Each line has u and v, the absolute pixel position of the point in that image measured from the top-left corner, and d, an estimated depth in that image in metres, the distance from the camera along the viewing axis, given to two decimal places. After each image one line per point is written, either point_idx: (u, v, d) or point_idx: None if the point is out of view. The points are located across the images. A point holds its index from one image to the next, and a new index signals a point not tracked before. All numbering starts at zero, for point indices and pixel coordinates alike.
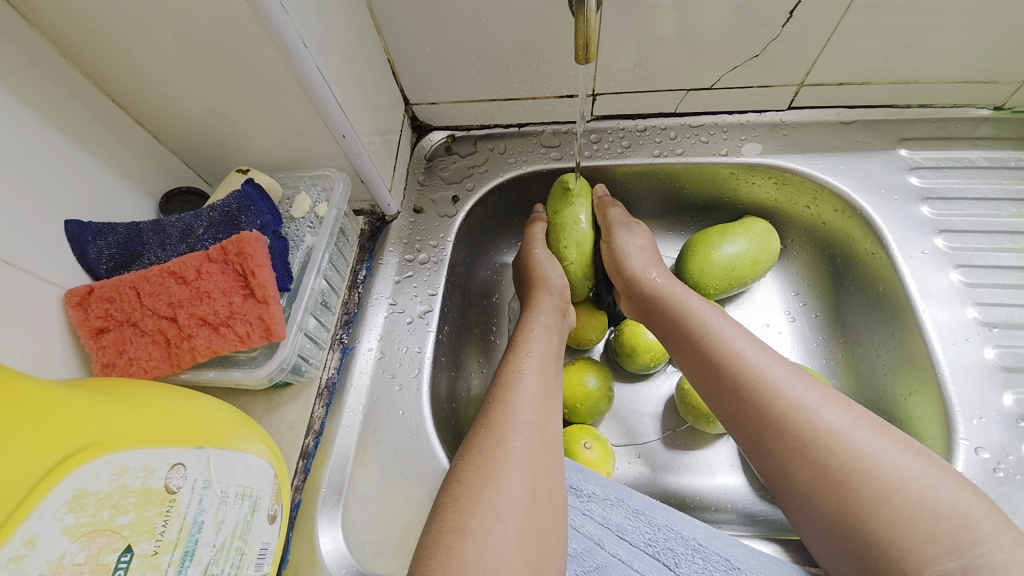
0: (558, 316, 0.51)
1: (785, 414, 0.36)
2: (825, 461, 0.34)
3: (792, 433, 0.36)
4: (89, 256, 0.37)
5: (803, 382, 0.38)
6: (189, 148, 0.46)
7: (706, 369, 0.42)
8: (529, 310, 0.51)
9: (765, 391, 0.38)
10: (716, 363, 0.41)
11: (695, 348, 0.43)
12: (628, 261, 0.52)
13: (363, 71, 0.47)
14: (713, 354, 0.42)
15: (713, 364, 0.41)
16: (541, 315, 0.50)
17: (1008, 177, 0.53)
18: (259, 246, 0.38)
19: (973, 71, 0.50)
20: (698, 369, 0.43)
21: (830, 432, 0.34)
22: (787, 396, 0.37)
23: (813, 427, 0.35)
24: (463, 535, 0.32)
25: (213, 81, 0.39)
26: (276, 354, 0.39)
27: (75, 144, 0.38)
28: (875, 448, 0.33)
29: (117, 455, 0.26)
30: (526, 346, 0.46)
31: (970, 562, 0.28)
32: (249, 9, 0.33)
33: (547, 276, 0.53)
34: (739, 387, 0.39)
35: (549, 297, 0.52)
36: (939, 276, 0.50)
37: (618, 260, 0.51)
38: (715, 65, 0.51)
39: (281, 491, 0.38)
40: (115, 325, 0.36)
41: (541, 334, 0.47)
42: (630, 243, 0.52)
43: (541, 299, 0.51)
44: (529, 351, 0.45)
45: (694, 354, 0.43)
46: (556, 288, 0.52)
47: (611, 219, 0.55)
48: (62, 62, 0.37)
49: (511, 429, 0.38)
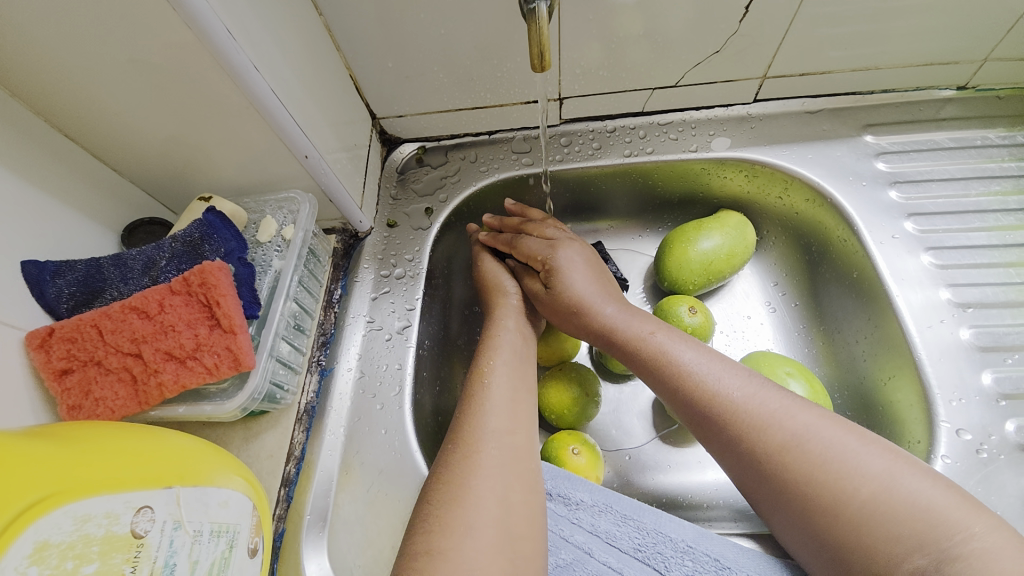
0: (520, 319, 0.50)
1: (745, 425, 0.36)
2: (786, 468, 0.34)
3: (753, 443, 0.36)
4: (48, 296, 0.36)
5: (759, 390, 0.38)
6: (150, 178, 0.45)
7: (667, 384, 0.41)
8: (491, 319, 0.50)
9: (721, 403, 0.38)
10: (670, 381, 0.41)
11: (654, 365, 0.42)
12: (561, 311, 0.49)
13: (322, 89, 0.46)
14: (669, 372, 0.41)
15: (669, 378, 0.41)
16: (507, 327, 0.48)
17: (975, 156, 0.54)
18: (223, 275, 0.38)
19: (932, 54, 0.51)
20: (658, 385, 0.42)
21: (788, 439, 0.35)
22: (744, 408, 0.37)
23: (773, 434, 0.35)
24: (433, 556, 0.31)
25: (168, 110, 0.38)
26: (246, 384, 0.39)
27: (28, 184, 0.37)
28: (832, 451, 0.33)
29: (78, 504, 0.26)
30: (495, 351, 0.45)
31: (942, 556, 0.29)
32: (194, 36, 0.33)
33: (501, 283, 0.53)
34: (699, 399, 0.39)
35: (511, 300, 0.51)
36: (910, 259, 0.50)
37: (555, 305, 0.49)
38: (678, 63, 0.52)
39: (261, 522, 0.37)
40: (78, 366, 0.35)
41: (507, 339, 0.47)
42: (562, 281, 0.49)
43: (502, 307, 0.51)
44: (495, 357, 0.45)
45: (652, 371, 0.42)
46: (513, 293, 0.52)
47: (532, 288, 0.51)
48: (11, 101, 0.36)
49: (480, 439, 0.37)
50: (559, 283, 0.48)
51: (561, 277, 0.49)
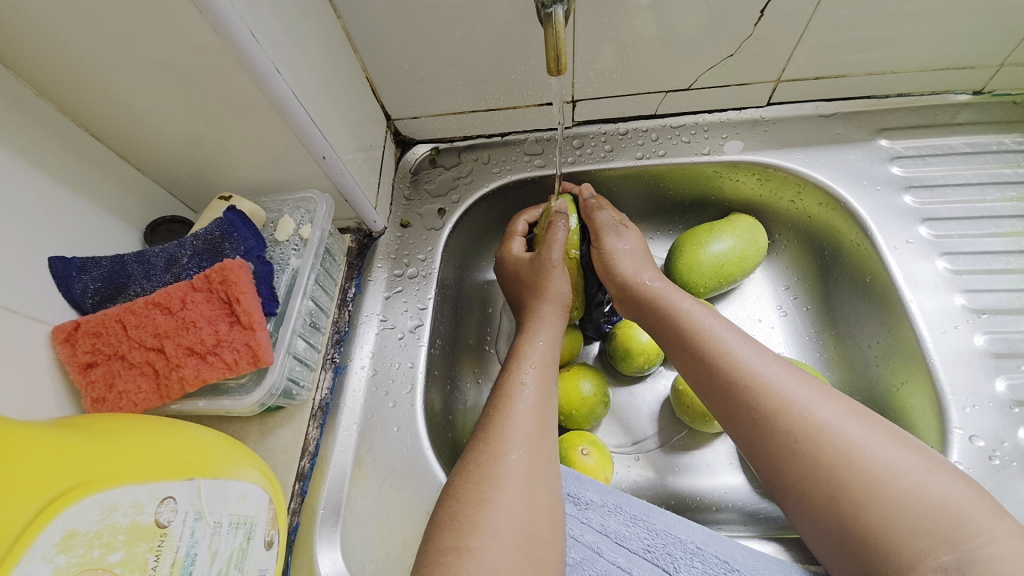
0: (559, 323, 0.50)
1: (779, 413, 0.36)
2: (818, 458, 0.34)
3: (786, 430, 0.36)
4: (74, 291, 0.38)
5: (793, 378, 0.38)
6: (171, 177, 0.46)
7: (704, 372, 0.41)
8: (531, 319, 0.50)
9: (757, 391, 0.38)
10: (708, 369, 0.41)
11: (692, 353, 0.42)
12: (621, 262, 0.51)
13: (339, 90, 0.47)
14: (704, 361, 0.41)
15: (705, 364, 0.41)
16: (547, 325, 0.49)
17: (990, 161, 0.53)
18: (243, 273, 0.39)
19: (949, 58, 0.50)
20: (693, 372, 0.42)
21: (822, 427, 0.35)
22: (778, 397, 0.37)
23: (806, 424, 0.35)
24: (462, 553, 0.32)
25: (191, 110, 0.39)
26: (265, 380, 0.40)
27: (55, 182, 0.38)
28: (866, 443, 0.33)
29: (105, 494, 0.26)
30: (526, 356, 0.46)
31: (963, 556, 0.29)
32: (219, 38, 0.33)
33: (554, 284, 0.51)
34: (732, 386, 0.39)
35: (554, 304, 0.50)
36: (924, 264, 0.50)
37: (617, 253, 0.51)
38: (691, 66, 0.52)
39: (277, 515, 0.38)
40: (103, 359, 0.36)
41: (541, 342, 0.47)
42: (630, 236, 0.53)
43: (544, 310, 0.50)
44: (527, 360, 0.45)
45: (688, 359, 0.43)
46: (559, 298, 0.51)
47: (600, 224, 0.53)
48: (39, 101, 0.37)
49: (510, 441, 0.38)
50: (629, 233, 0.53)
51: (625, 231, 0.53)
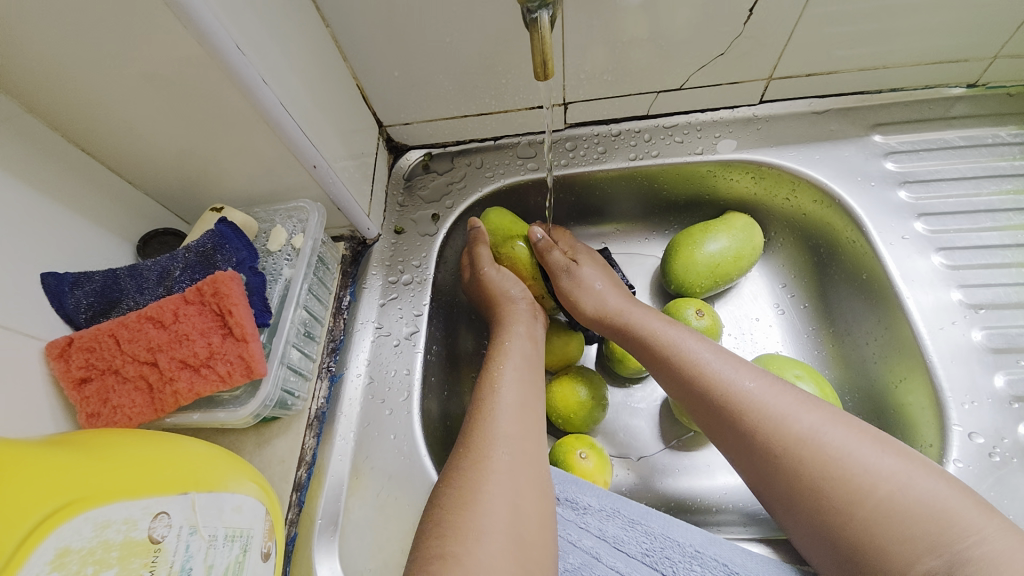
0: (531, 323, 0.51)
1: (760, 421, 0.36)
2: (801, 465, 0.34)
3: (767, 439, 0.36)
4: (68, 306, 0.38)
5: (772, 388, 0.37)
6: (163, 190, 0.46)
7: (685, 383, 0.41)
8: (502, 325, 0.50)
9: (736, 399, 0.38)
10: (687, 380, 0.41)
11: (671, 364, 0.42)
12: (580, 300, 0.50)
13: (329, 99, 0.47)
14: (683, 370, 0.41)
15: (683, 375, 0.41)
16: (518, 324, 0.50)
17: (985, 154, 0.53)
18: (235, 284, 0.39)
19: (941, 52, 0.50)
20: (671, 385, 0.42)
21: (803, 435, 0.34)
22: (757, 405, 0.37)
23: (787, 431, 0.35)
24: (447, 560, 0.32)
25: (181, 123, 0.39)
26: (259, 391, 0.40)
27: (46, 197, 0.38)
28: (848, 449, 0.33)
29: (98, 510, 0.26)
30: (503, 358, 0.46)
31: (954, 558, 0.29)
32: (205, 51, 0.33)
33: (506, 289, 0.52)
34: (712, 395, 0.39)
35: (518, 304, 0.51)
36: (921, 260, 0.50)
37: (574, 293, 0.51)
38: (682, 66, 0.52)
39: (274, 527, 0.38)
40: (96, 374, 0.36)
41: (516, 344, 0.47)
42: (584, 271, 0.51)
43: (512, 312, 0.51)
44: (504, 363, 0.45)
45: (667, 369, 0.42)
46: (519, 298, 0.52)
47: (552, 264, 0.52)
48: (29, 118, 0.37)
49: (490, 444, 0.38)
50: (581, 269, 0.51)
51: (580, 267, 0.52)
